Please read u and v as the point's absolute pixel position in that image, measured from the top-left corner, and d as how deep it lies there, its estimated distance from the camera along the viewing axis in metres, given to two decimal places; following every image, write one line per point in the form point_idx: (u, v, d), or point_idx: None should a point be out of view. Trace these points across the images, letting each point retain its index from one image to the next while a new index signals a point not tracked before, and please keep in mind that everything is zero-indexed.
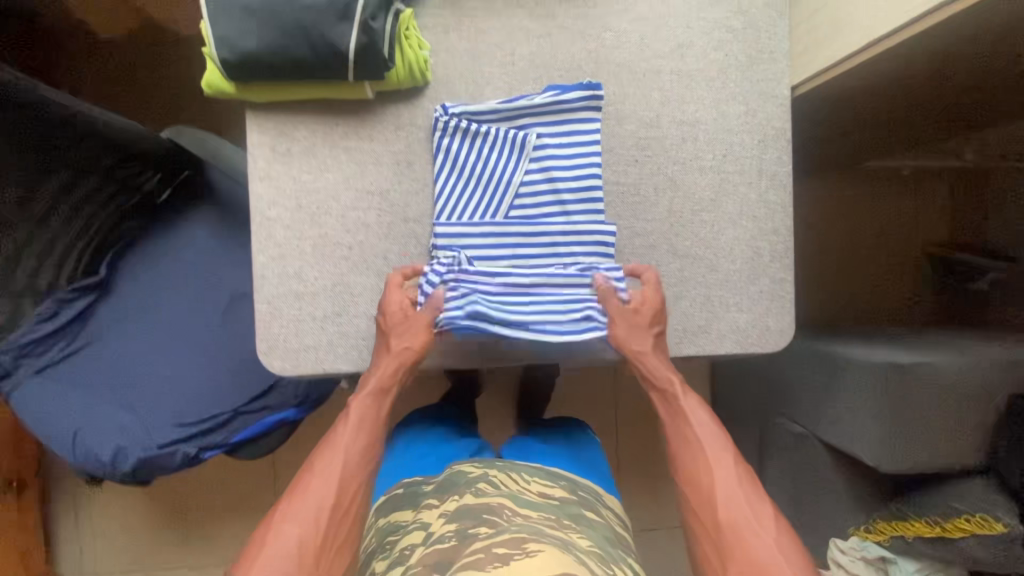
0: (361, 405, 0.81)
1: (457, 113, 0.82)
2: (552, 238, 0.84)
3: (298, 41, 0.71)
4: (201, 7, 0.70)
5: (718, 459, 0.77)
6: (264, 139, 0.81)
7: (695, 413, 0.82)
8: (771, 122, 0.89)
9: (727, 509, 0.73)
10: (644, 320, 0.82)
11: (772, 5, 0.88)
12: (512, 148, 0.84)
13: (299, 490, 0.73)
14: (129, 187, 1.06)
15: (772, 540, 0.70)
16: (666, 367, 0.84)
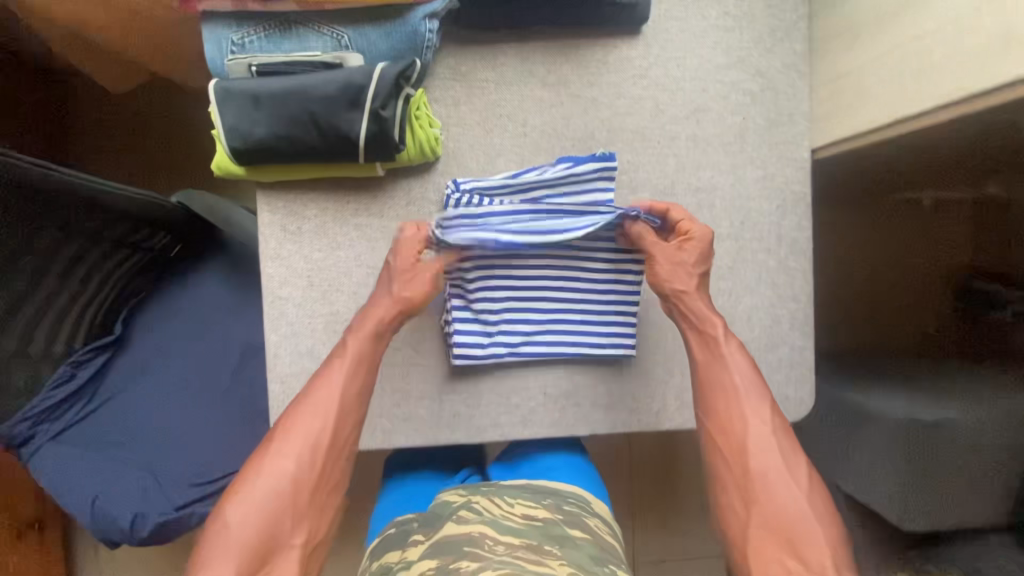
0: (358, 345, 0.78)
1: (469, 189, 0.81)
2: (571, 305, 0.85)
3: (308, 130, 0.70)
4: (209, 96, 0.69)
5: (752, 411, 0.76)
6: (275, 218, 0.80)
7: (735, 358, 0.79)
8: (790, 186, 0.87)
9: (762, 462, 0.74)
10: (685, 263, 0.80)
11: (791, 67, 0.86)
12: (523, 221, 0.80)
13: (293, 429, 0.75)
14: (143, 249, 1.05)
15: (797, 489, 0.73)
16: (706, 307, 0.80)
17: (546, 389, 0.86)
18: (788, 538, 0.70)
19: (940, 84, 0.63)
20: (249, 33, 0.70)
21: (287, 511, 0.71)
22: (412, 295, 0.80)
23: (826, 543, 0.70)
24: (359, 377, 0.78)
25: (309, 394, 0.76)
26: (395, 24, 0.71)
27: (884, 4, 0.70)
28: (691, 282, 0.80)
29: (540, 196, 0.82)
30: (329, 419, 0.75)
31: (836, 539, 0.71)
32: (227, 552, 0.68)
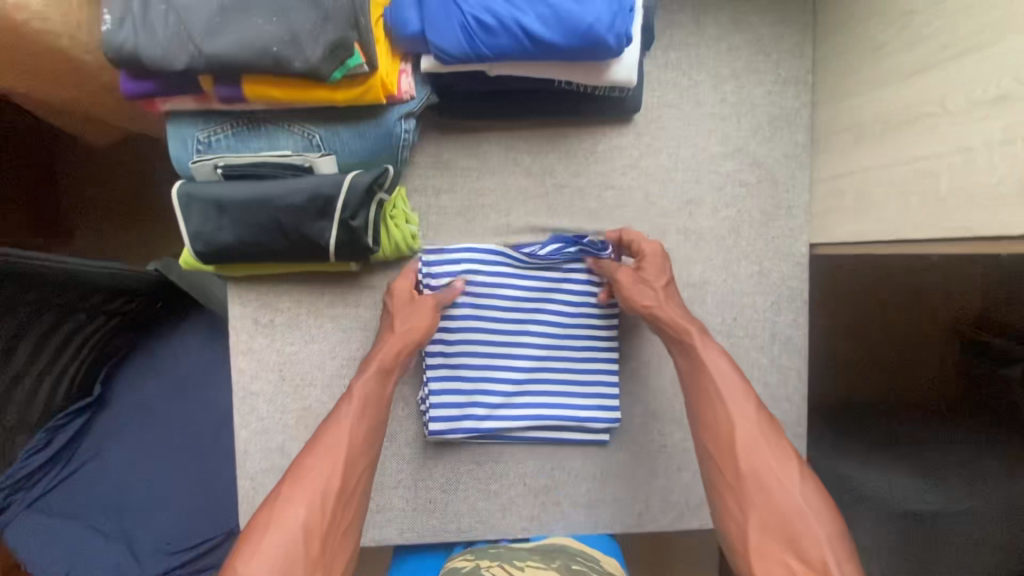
0: (364, 384, 0.71)
1: (449, 262, 0.77)
2: (555, 387, 0.81)
3: (274, 236, 0.66)
4: (172, 202, 0.66)
5: (736, 408, 0.67)
6: (245, 311, 0.77)
7: (715, 361, 0.70)
8: (786, 282, 0.82)
9: (752, 459, 0.64)
10: (653, 271, 0.75)
11: (791, 157, 0.81)
12: (505, 295, 0.79)
13: (300, 475, 0.64)
14: (118, 313, 1.03)
15: (798, 489, 0.61)
16: (681, 313, 0.74)
17: (525, 481, 0.82)
18: (789, 540, 0.59)
19: (947, 215, 0.58)
20: (216, 131, 0.67)
21: (298, 564, 0.58)
22: (415, 328, 0.74)
23: (836, 544, 0.58)
24: (366, 411, 0.70)
25: (317, 439, 0.67)
26: (369, 124, 0.68)
27: (889, 112, 0.66)
28: (658, 286, 0.74)
29: (530, 277, 0.79)
30: (337, 458, 0.66)
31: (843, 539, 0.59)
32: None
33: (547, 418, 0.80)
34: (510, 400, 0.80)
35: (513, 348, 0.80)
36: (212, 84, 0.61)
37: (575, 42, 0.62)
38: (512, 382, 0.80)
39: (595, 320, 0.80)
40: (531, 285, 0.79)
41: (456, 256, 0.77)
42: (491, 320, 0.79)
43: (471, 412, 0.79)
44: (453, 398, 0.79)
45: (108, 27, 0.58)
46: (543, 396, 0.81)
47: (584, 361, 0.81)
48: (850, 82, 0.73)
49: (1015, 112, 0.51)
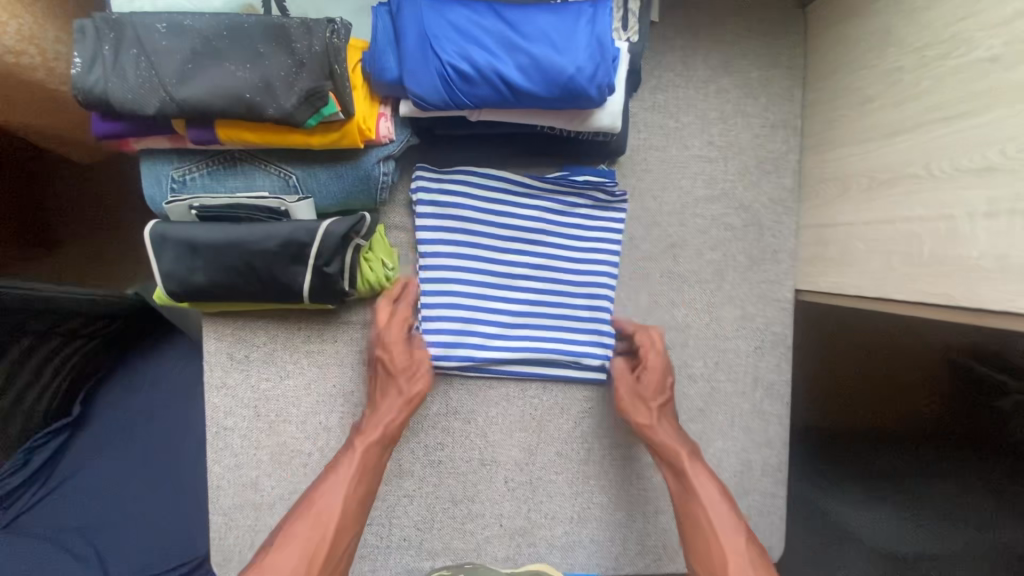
0: (364, 450, 0.71)
1: (448, 180, 0.74)
2: (552, 323, 0.79)
3: (248, 279, 0.66)
4: (145, 241, 0.65)
5: (727, 542, 0.66)
6: (222, 346, 0.76)
7: (707, 486, 0.70)
8: (770, 328, 0.81)
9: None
10: (648, 390, 0.76)
11: (778, 201, 0.80)
12: (509, 218, 0.76)
13: (287, 538, 0.65)
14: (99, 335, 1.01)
15: None
16: (678, 435, 0.74)
17: (501, 522, 0.81)
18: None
19: (929, 279, 0.57)
20: (191, 170, 0.66)
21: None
22: (417, 390, 0.74)
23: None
24: (360, 475, 0.70)
25: (312, 497, 0.68)
26: (347, 166, 0.66)
27: (875, 170, 0.65)
28: (654, 405, 0.75)
29: (534, 202, 0.77)
30: (327, 526, 0.66)
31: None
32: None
33: (541, 356, 0.79)
34: (507, 331, 0.78)
35: (511, 280, 0.78)
36: (185, 127, 0.60)
37: (555, 92, 0.60)
38: (510, 313, 0.78)
39: (599, 253, 0.78)
40: (534, 210, 0.77)
41: (455, 172, 0.74)
42: (490, 244, 0.77)
43: (464, 339, 0.77)
44: (449, 325, 0.77)
45: (77, 70, 0.57)
46: (538, 331, 0.79)
47: (579, 294, 0.79)
48: (837, 132, 0.72)
49: (1001, 186, 0.50)
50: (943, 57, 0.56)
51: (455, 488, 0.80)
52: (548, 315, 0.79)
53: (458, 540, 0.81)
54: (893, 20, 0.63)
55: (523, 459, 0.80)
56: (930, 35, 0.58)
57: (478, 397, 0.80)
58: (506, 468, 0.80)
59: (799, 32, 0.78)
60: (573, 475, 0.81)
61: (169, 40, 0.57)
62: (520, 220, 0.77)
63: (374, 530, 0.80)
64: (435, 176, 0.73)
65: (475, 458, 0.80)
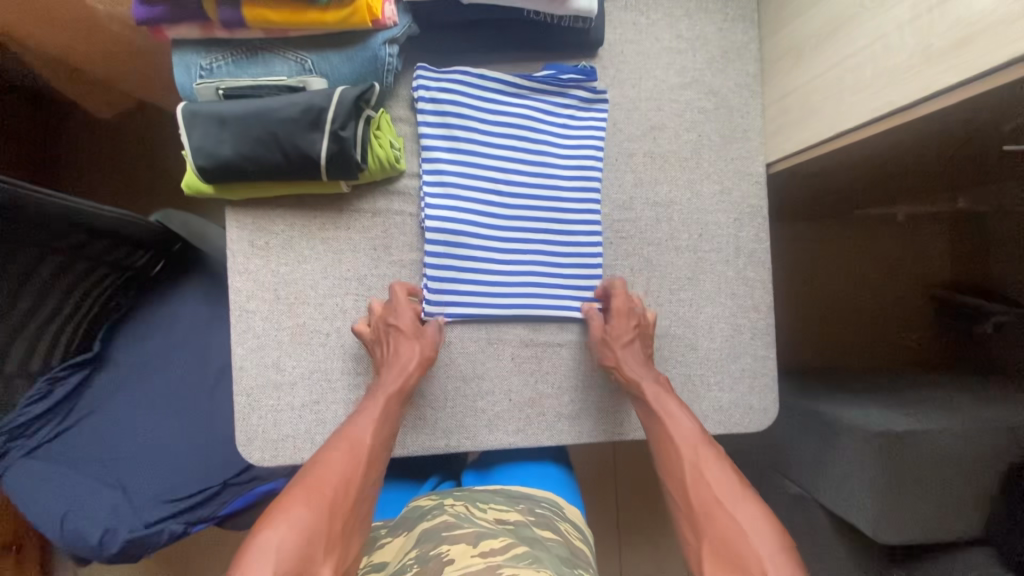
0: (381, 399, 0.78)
1: (444, 77, 0.82)
2: (545, 211, 0.86)
3: (271, 148, 0.72)
4: (177, 120, 0.73)
5: (688, 448, 0.75)
6: (243, 234, 0.82)
7: (676, 409, 0.79)
8: (747, 201, 0.89)
9: (704, 490, 0.70)
10: (614, 335, 0.81)
11: (744, 86, 0.89)
12: (500, 115, 0.84)
13: (318, 464, 0.70)
14: (118, 268, 1.07)
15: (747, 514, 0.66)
16: (643, 370, 0.82)
17: (510, 397, 0.85)
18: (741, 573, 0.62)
19: (874, 98, 0.65)
20: (217, 59, 0.74)
21: (323, 536, 0.64)
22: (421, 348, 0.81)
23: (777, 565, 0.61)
24: (378, 419, 0.76)
25: (344, 427, 0.75)
26: (357, 49, 0.75)
27: (821, 26, 0.74)
28: (618, 349, 0.82)
29: (524, 101, 0.85)
30: (357, 456, 0.72)
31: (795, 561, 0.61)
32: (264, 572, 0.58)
33: (538, 237, 0.86)
34: (503, 219, 0.85)
35: (504, 171, 0.85)
36: (215, 8, 0.69)
37: None
38: (503, 203, 0.85)
39: (589, 144, 0.86)
40: (526, 108, 0.85)
41: (452, 72, 0.82)
42: (485, 133, 0.84)
43: (466, 230, 0.84)
44: (451, 213, 0.83)
45: None
46: (536, 218, 0.86)
47: (573, 184, 0.86)
48: (788, 10, 0.82)
49: None
50: None
51: (465, 367, 0.85)
52: (541, 202, 0.86)
53: (471, 418, 0.85)
54: None
55: (528, 337, 0.86)
56: None
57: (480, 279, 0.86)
58: (512, 344, 0.86)
59: None
60: (575, 348, 0.87)
61: None
62: (513, 117, 0.85)
63: None
64: (434, 74, 0.81)
65: (482, 338, 0.85)
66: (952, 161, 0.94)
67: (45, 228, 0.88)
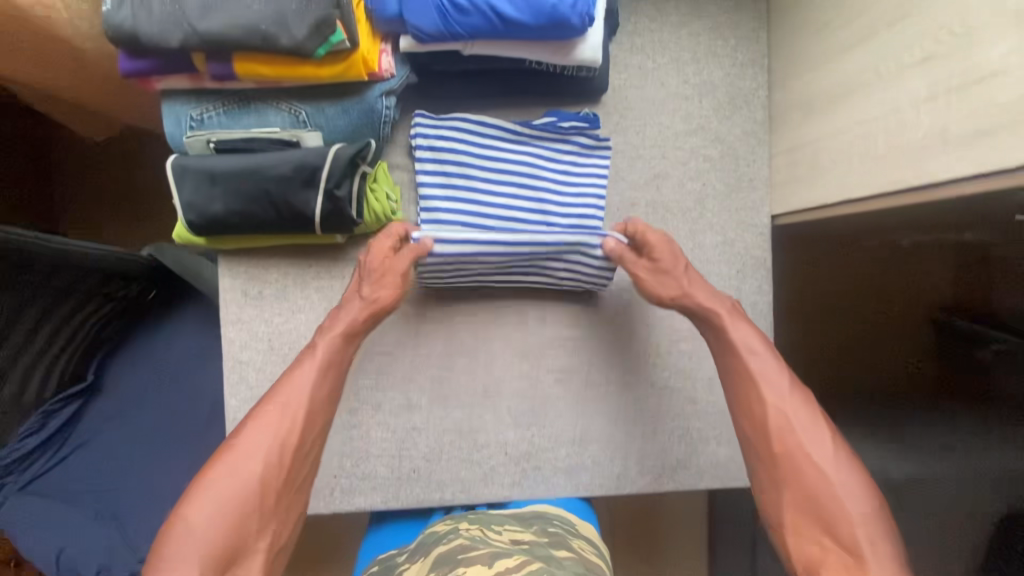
0: (328, 343, 0.73)
1: (441, 125, 0.78)
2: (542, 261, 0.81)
3: (263, 206, 0.70)
4: (166, 175, 0.70)
5: (767, 387, 0.70)
6: (235, 283, 0.81)
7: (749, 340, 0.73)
8: (750, 252, 0.87)
9: (784, 439, 0.67)
10: (666, 259, 0.77)
11: (751, 133, 0.87)
12: (500, 163, 0.81)
13: (253, 427, 0.67)
14: (110, 301, 1.05)
15: (828, 459, 0.65)
16: (712, 294, 0.76)
17: (506, 450, 0.85)
18: (821, 521, 0.63)
19: (885, 171, 0.63)
20: (208, 110, 0.72)
21: (252, 515, 0.63)
22: (382, 298, 0.75)
23: (868, 523, 0.61)
24: (323, 371, 0.72)
25: (275, 391, 0.70)
26: (352, 101, 0.72)
27: (834, 84, 0.71)
28: (677, 274, 0.76)
29: (524, 148, 0.82)
30: (295, 415, 0.69)
31: (881, 507, 0.63)
32: (185, 565, 0.58)
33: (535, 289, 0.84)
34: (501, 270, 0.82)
35: (505, 217, 0.81)
36: (204, 62, 0.66)
37: (541, 20, 0.66)
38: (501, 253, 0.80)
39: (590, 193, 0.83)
40: (526, 154, 0.82)
41: (451, 120, 0.79)
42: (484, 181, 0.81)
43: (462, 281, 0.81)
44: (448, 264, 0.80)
45: (109, 9, 0.63)
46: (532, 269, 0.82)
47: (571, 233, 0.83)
48: (799, 60, 0.79)
49: (939, 70, 0.56)
50: None
51: (461, 420, 0.84)
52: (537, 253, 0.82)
53: (466, 470, 0.84)
54: None
55: (525, 388, 0.85)
56: None
57: (475, 330, 0.85)
58: (509, 397, 0.85)
59: None
60: (573, 401, 0.86)
61: None
62: (513, 165, 0.81)
63: (384, 462, 0.84)
64: (432, 122, 0.78)
65: (479, 390, 0.85)
66: (961, 214, 0.92)
67: (33, 268, 0.87)
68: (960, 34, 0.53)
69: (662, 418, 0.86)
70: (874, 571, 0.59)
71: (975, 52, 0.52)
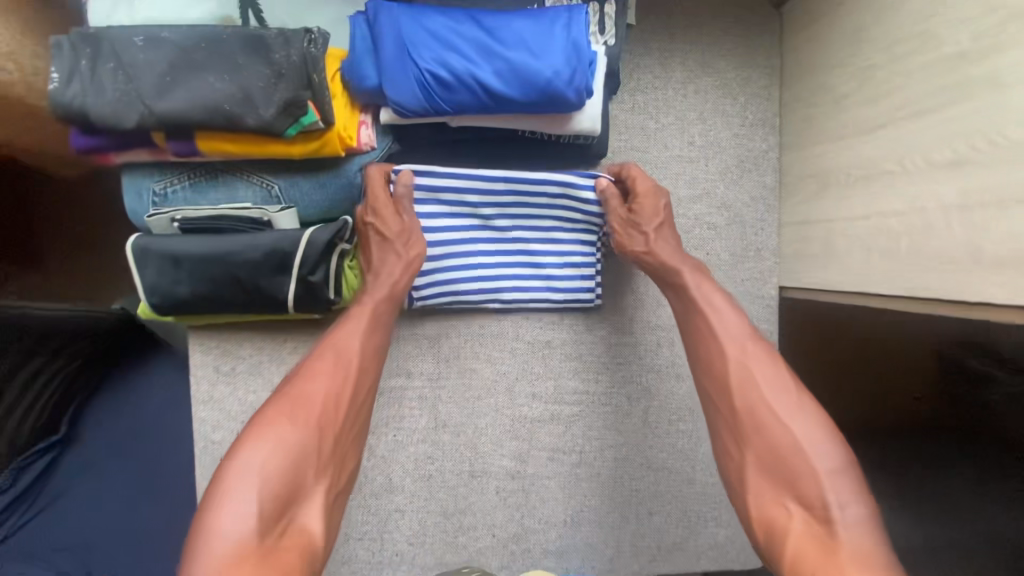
0: (376, 305, 0.66)
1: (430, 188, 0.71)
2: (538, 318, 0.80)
3: (232, 291, 0.65)
4: (127, 256, 0.65)
5: (731, 345, 0.63)
6: (207, 359, 0.76)
7: (715, 302, 0.66)
8: (756, 325, 0.82)
9: (748, 395, 0.59)
10: (646, 207, 0.72)
11: (760, 199, 0.81)
12: (491, 231, 0.75)
13: (309, 376, 0.59)
14: (83, 344, 0.90)
15: (796, 418, 0.57)
16: (678, 249, 0.71)
17: (494, 532, 0.81)
18: (790, 483, 0.55)
19: (909, 273, 0.58)
20: (172, 183, 0.66)
21: (311, 457, 0.55)
22: (416, 253, 0.69)
23: (837, 484, 0.53)
24: (371, 326, 0.65)
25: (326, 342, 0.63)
26: (330, 175, 0.67)
27: (852, 165, 0.65)
28: (650, 229, 0.71)
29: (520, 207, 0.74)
30: (349, 366, 0.61)
31: (852, 469, 0.54)
32: (239, 509, 0.49)
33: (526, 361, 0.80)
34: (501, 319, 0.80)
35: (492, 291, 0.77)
36: (165, 140, 0.60)
37: (534, 96, 0.60)
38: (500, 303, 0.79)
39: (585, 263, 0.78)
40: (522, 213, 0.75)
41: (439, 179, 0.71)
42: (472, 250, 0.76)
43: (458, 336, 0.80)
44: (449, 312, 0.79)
45: (55, 85, 0.57)
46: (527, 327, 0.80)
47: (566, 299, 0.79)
48: (815, 129, 0.73)
49: (973, 178, 0.51)
50: (911, 54, 0.57)
51: (446, 501, 0.80)
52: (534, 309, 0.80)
53: (452, 553, 0.80)
54: (863, 19, 0.64)
55: (514, 467, 0.80)
56: (899, 32, 0.59)
57: (461, 405, 0.80)
58: (497, 477, 0.80)
59: (775, 30, 0.79)
60: (565, 481, 0.81)
61: (147, 53, 0.57)
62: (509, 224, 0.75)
63: (365, 544, 0.79)
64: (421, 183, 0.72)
65: (465, 470, 0.80)
66: None
67: None
68: (1001, 145, 0.48)
69: (658, 500, 0.82)
70: (844, 543, 0.49)
71: (1018, 169, 0.46)
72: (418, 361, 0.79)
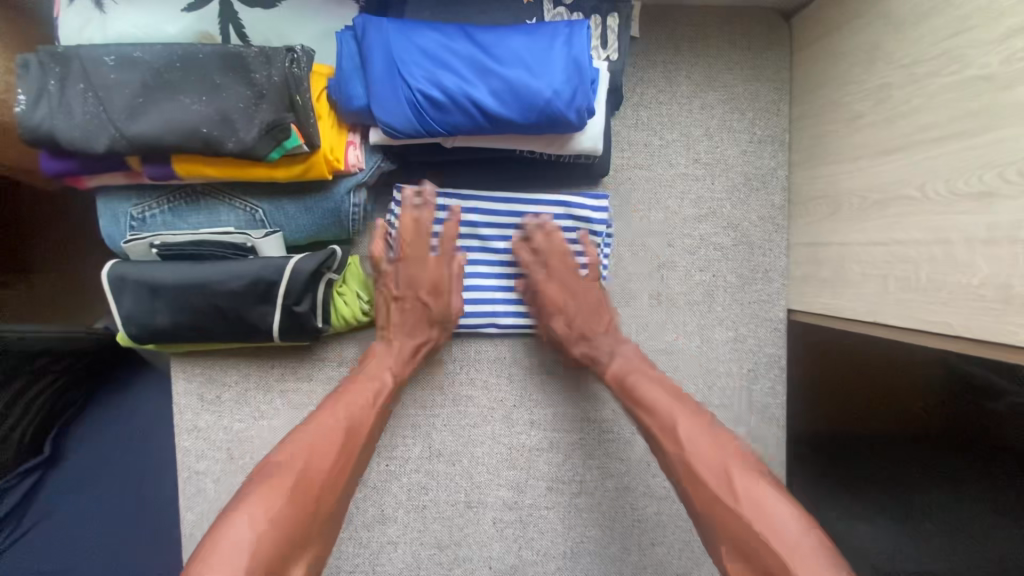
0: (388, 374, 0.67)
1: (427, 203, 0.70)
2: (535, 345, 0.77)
3: (214, 320, 0.62)
4: (103, 285, 0.62)
5: (669, 443, 0.60)
6: (192, 387, 0.73)
7: (648, 393, 0.65)
8: (763, 349, 0.78)
9: (701, 493, 0.56)
10: (557, 273, 0.71)
11: (768, 218, 0.77)
12: (490, 253, 0.74)
13: (321, 441, 0.59)
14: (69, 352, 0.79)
15: (752, 506, 0.53)
16: (602, 319, 0.71)
17: (491, 564, 0.77)
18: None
19: (930, 305, 0.55)
20: (150, 207, 0.63)
21: (302, 532, 0.53)
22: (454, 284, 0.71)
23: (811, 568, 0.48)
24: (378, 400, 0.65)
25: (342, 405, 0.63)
26: (315, 198, 0.63)
27: (867, 189, 0.62)
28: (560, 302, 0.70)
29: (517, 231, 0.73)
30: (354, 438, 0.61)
31: (827, 546, 0.49)
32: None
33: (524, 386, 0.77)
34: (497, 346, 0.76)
35: (493, 315, 0.74)
36: (141, 164, 0.57)
37: (533, 117, 0.57)
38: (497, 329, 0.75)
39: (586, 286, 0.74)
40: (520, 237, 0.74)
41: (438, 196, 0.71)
42: (470, 273, 0.74)
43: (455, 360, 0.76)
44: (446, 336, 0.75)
45: (22, 108, 0.53)
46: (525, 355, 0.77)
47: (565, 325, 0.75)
48: (827, 148, 0.69)
49: (1002, 211, 0.47)
50: (933, 74, 0.54)
51: (440, 533, 0.76)
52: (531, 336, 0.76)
53: None
54: (880, 35, 0.60)
55: (511, 498, 0.77)
56: (919, 50, 0.55)
57: (457, 432, 0.76)
58: (494, 508, 0.77)
59: (783, 42, 0.75)
60: (565, 511, 0.78)
61: (118, 73, 0.53)
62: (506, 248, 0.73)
63: None
64: None
65: (461, 500, 0.77)
66: None
67: None
68: None
69: (663, 531, 0.78)
70: None
71: None
72: (412, 388, 0.76)
